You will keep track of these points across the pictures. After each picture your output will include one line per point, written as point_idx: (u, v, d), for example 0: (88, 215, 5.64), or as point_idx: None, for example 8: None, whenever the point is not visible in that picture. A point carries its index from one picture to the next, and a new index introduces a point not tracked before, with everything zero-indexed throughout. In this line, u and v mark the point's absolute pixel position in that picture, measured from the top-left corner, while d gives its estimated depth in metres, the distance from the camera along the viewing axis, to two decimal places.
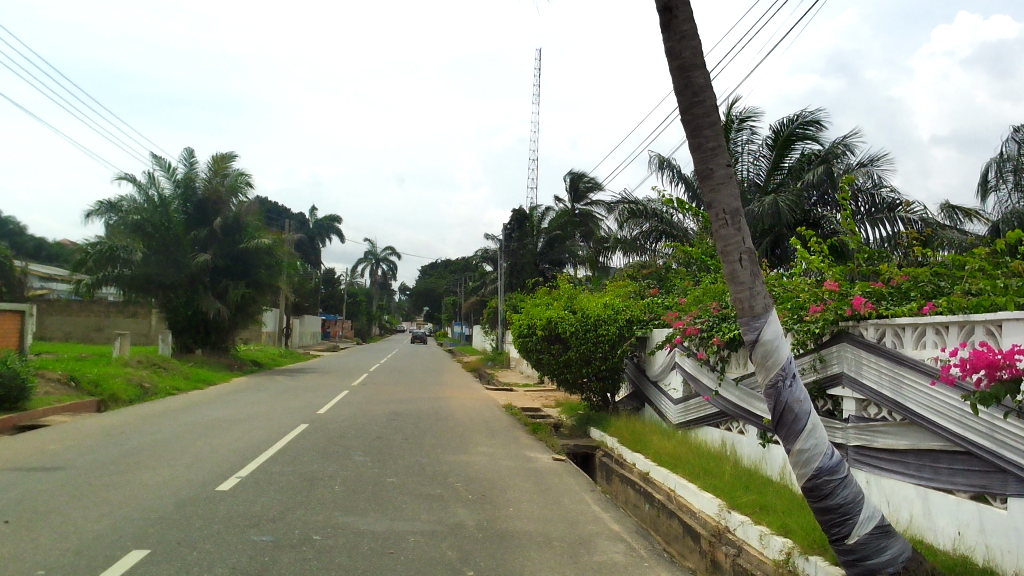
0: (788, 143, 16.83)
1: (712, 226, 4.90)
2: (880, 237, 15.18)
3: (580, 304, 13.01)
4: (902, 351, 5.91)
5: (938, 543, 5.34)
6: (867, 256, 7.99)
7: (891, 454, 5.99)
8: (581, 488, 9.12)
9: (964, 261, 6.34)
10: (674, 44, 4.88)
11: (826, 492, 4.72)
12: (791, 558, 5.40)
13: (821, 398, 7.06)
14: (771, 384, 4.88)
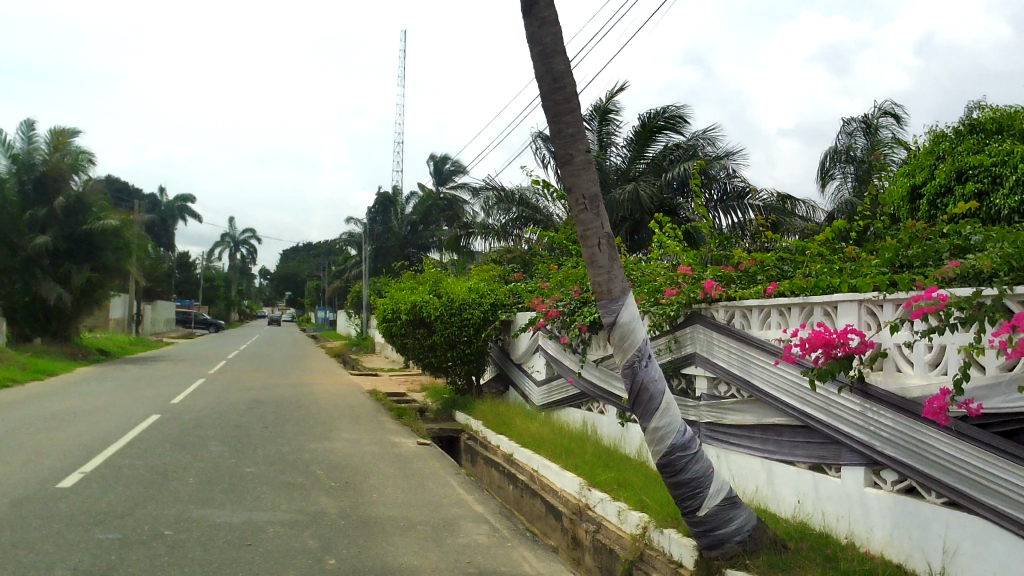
0: (652, 132, 17.31)
1: (572, 210, 4.97)
2: (732, 224, 16.02)
3: (445, 288, 13.05)
4: (750, 331, 6.24)
5: (781, 511, 5.71)
6: (719, 241, 8.37)
7: (739, 429, 6.32)
8: (446, 471, 9.16)
9: (808, 246, 6.75)
10: (535, 31, 4.93)
11: (679, 467, 4.93)
12: (647, 532, 5.62)
13: (675, 377, 7.36)
14: (629, 364, 5.05)
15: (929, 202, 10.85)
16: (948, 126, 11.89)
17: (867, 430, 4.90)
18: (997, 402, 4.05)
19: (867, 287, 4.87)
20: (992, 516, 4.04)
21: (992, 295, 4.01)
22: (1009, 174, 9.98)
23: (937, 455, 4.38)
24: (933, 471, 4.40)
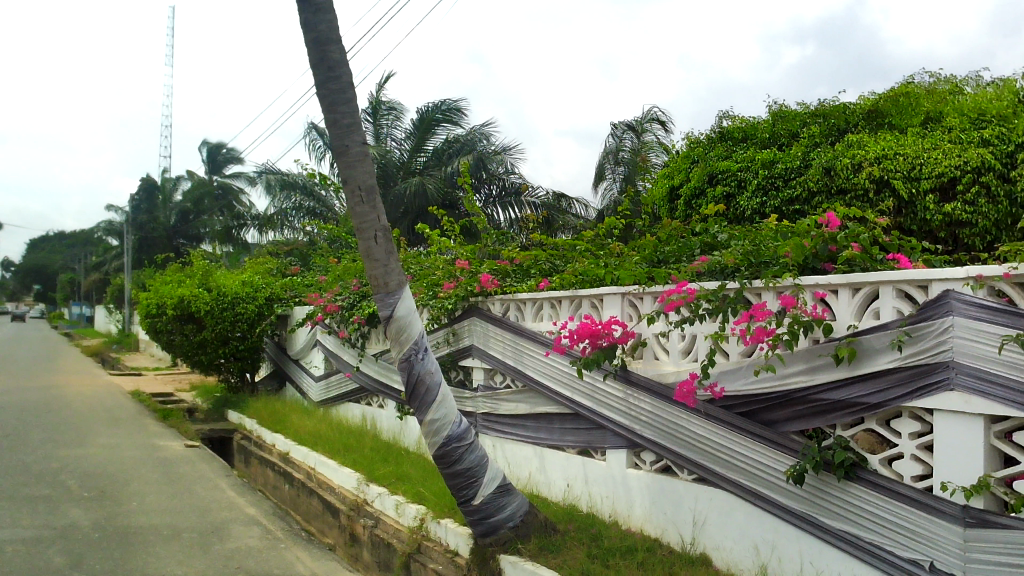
0: (431, 124, 17.61)
1: (348, 202, 4.88)
2: (509, 219, 16.49)
3: (216, 281, 12.40)
4: (523, 323, 6.47)
5: (552, 495, 5.98)
6: (495, 236, 8.58)
7: (512, 418, 6.53)
8: (216, 473, 8.72)
9: (577, 242, 7.08)
10: (309, 17, 4.78)
11: (455, 458, 5.00)
12: (424, 524, 5.67)
13: (453, 369, 7.47)
14: (405, 358, 5.05)
15: (687, 201, 11.89)
16: (703, 133, 12.94)
17: (629, 415, 5.23)
18: (737, 386, 4.46)
19: (629, 280, 5.20)
20: (733, 489, 4.45)
21: (734, 288, 4.42)
22: (752, 178, 11.02)
23: (688, 436, 4.76)
24: (685, 451, 4.78)
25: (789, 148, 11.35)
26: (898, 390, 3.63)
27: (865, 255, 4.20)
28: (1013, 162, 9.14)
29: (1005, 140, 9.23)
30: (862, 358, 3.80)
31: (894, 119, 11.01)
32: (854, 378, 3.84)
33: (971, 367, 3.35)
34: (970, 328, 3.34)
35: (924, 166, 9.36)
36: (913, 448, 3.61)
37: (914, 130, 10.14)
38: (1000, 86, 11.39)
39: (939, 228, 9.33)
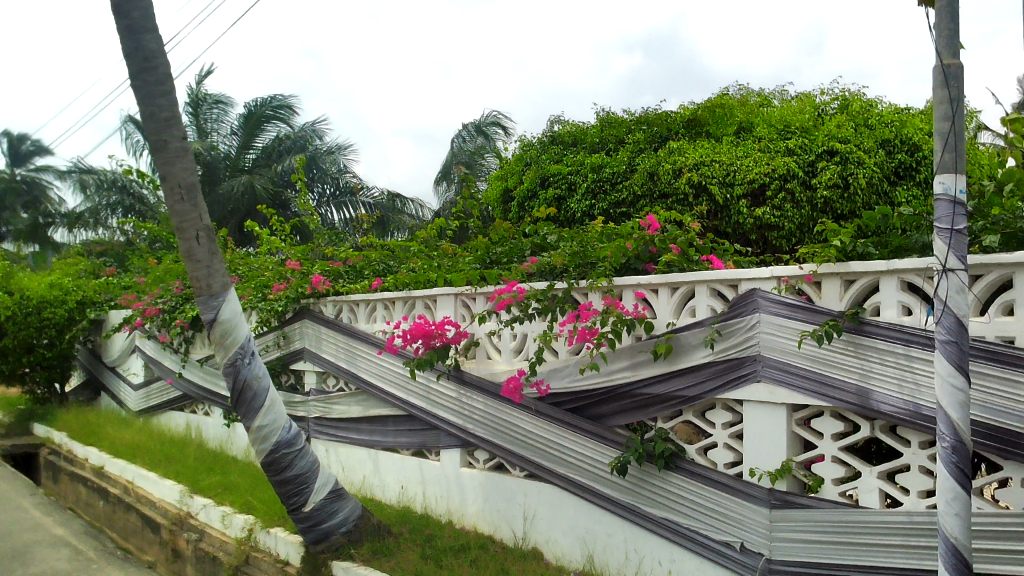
0: (259, 121, 16.93)
1: (166, 200, 4.62)
2: (343, 219, 16.21)
3: (18, 284, 11.41)
4: (356, 325, 6.40)
5: (386, 498, 5.93)
6: (327, 236, 8.41)
7: (345, 422, 6.42)
8: (19, 492, 8.04)
9: (411, 243, 7.06)
10: (121, 2, 4.49)
11: (284, 464, 4.84)
12: (253, 534, 5.47)
13: (284, 373, 7.27)
14: (230, 363, 4.85)
15: (520, 203, 12.18)
16: (535, 136, 13.24)
17: (462, 414, 5.27)
18: (566, 383, 4.60)
19: (462, 281, 5.26)
20: (562, 483, 4.58)
21: (563, 288, 4.58)
22: (581, 182, 11.40)
23: (520, 433, 4.86)
24: (517, 448, 4.87)
25: (616, 153, 11.82)
26: (711, 383, 3.87)
27: (682, 256, 4.46)
28: (814, 170, 9.91)
29: (807, 150, 9.99)
30: (680, 354, 4.03)
31: (710, 128, 11.74)
32: (672, 373, 4.05)
33: (775, 360, 3.62)
34: (774, 323, 3.62)
35: (738, 173, 10.00)
36: (726, 438, 3.86)
37: (728, 139, 10.82)
38: (803, 100, 12.31)
39: (751, 231, 9.99)
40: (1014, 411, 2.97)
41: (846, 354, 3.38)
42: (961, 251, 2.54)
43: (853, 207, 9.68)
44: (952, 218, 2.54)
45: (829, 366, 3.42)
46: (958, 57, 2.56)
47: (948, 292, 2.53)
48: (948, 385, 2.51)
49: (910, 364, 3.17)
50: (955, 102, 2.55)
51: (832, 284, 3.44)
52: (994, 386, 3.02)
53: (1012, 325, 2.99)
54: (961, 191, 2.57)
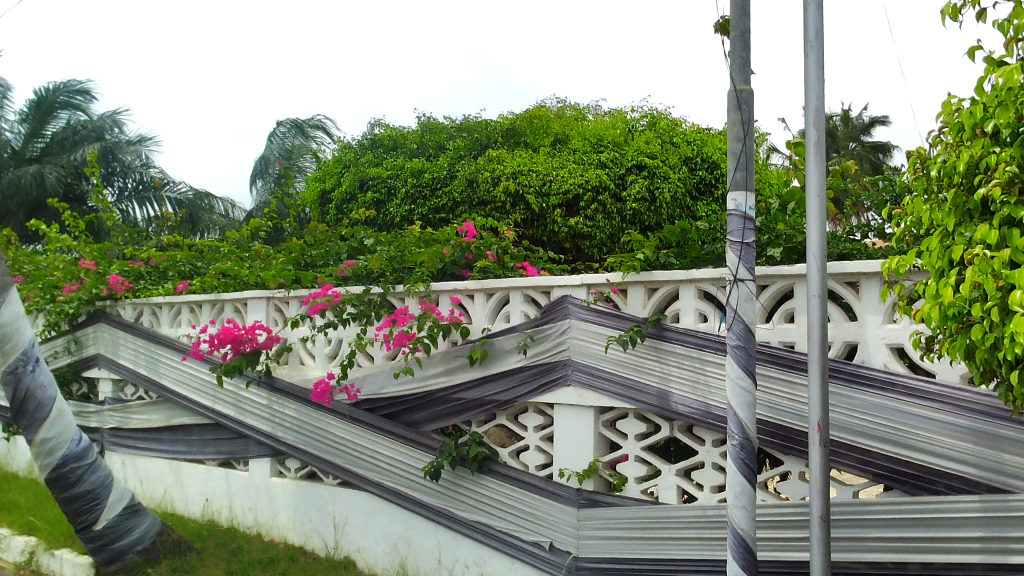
0: (51, 107, 15.65)
1: None
2: (145, 216, 15.23)
3: None
4: (158, 329, 6.05)
5: (188, 512, 5.62)
6: (126, 235, 7.87)
7: (144, 433, 6.03)
8: None
9: (220, 244, 6.74)
10: None
11: (73, 480, 4.46)
12: (35, 557, 5.01)
13: (75, 381, 6.72)
14: (9, 370, 4.38)
15: (337, 206, 12.00)
16: (354, 139, 13.09)
17: (272, 422, 5.09)
18: (381, 388, 4.56)
19: (275, 284, 5.15)
20: (375, 490, 4.53)
21: (378, 292, 4.56)
22: (400, 186, 11.32)
23: (333, 441, 4.76)
24: (329, 455, 4.77)
25: (436, 159, 11.88)
26: (523, 387, 3.96)
27: (497, 263, 4.54)
28: (623, 183, 10.42)
29: (618, 163, 10.49)
30: (494, 359, 4.10)
31: (528, 139, 12.11)
32: (486, 377, 4.12)
33: (583, 365, 3.76)
34: (583, 329, 3.77)
35: (553, 183, 10.33)
36: (537, 440, 3.96)
37: (545, 151, 11.19)
38: (615, 116, 12.89)
39: (565, 240, 10.33)
40: (793, 409, 3.25)
41: (648, 358, 3.57)
42: (749, 263, 2.74)
43: (658, 219, 10.25)
44: (742, 231, 2.74)
45: (633, 370, 3.60)
46: (749, 82, 2.76)
47: (738, 300, 2.73)
48: (737, 387, 2.70)
49: (704, 367, 3.39)
50: (745, 124, 2.75)
51: (636, 292, 3.66)
52: (777, 387, 3.29)
53: (792, 331, 3.27)
54: (750, 207, 2.77)
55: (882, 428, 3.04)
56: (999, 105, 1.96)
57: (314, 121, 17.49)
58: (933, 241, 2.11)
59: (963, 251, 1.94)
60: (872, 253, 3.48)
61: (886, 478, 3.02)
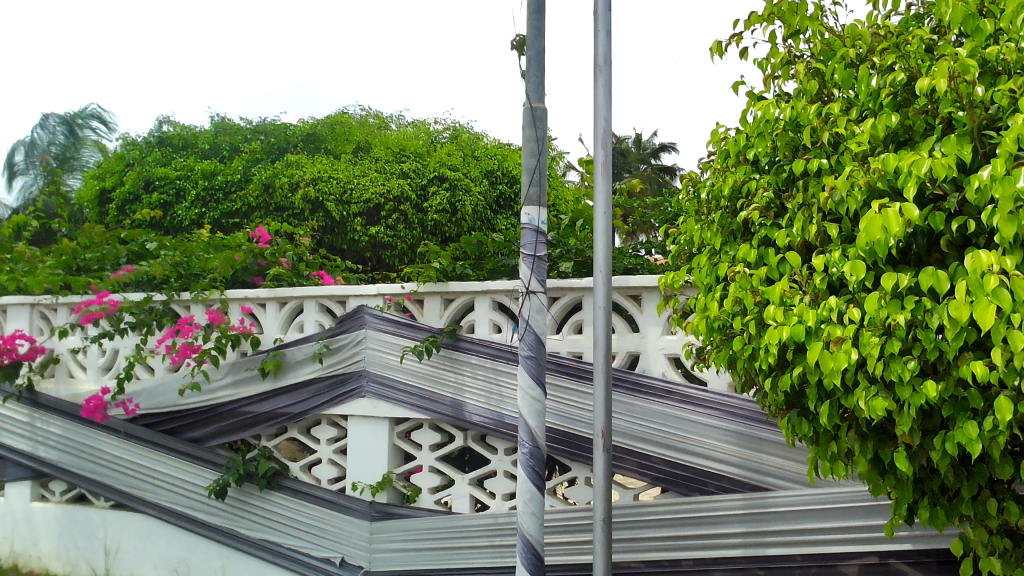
0: None
1: None
2: None
3: None
4: None
5: None
6: None
7: None
8: None
9: None
10: None
11: None
12: None
13: None
14: None
15: (118, 206, 11.04)
16: (139, 136, 12.26)
17: (34, 441, 4.64)
18: (162, 402, 4.28)
19: (39, 289, 4.68)
20: (153, 511, 4.24)
21: (160, 300, 4.30)
22: (191, 188, 10.69)
23: (106, 460, 4.40)
24: (100, 476, 4.41)
25: (230, 161, 11.40)
26: (316, 399, 3.85)
27: (291, 272, 4.46)
28: (425, 195, 10.51)
29: (420, 174, 10.60)
30: (286, 370, 3.97)
31: (329, 146, 11.92)
32: (277, 390, 3.97)
33: (379, 375, 3.72)
34: (379, 339, 3.74)
35: (354, 192, 10.22)
36: (330, 453, 3.86)
37: (346, 158, 11.06)
38: (417, 128, 12.97)
39: (365, 249, 10.19)
40: (581, 417, 3.39)
41: (443, 368, 3.59)
42: (540, 275, 2.82)
43: (459, 231, 10.39)
44: (534, 245, 2.82)
45: (429, 381, 3.61)
46: (544, 100, 2.84)
47: (530, 311, 2.79)
48: (527, 395, 2.77)
49: (498, 377, 3.47)
50: (539, 140, 2.83)
51: (433, 302, 3.67)
52: (567, 396, 3.42)
53: (581, 341, 3.42)
54: (542, 222, 2.85)
55: (660, 433, 3.23)
56: (757, 135, 2.14)
57: (89, 112, 16.19)
58: (703, 259, 2.27)
59: (727, 267, 2.09)
60: (653, 267, 3.73)
61: (663, 481, 3.20)
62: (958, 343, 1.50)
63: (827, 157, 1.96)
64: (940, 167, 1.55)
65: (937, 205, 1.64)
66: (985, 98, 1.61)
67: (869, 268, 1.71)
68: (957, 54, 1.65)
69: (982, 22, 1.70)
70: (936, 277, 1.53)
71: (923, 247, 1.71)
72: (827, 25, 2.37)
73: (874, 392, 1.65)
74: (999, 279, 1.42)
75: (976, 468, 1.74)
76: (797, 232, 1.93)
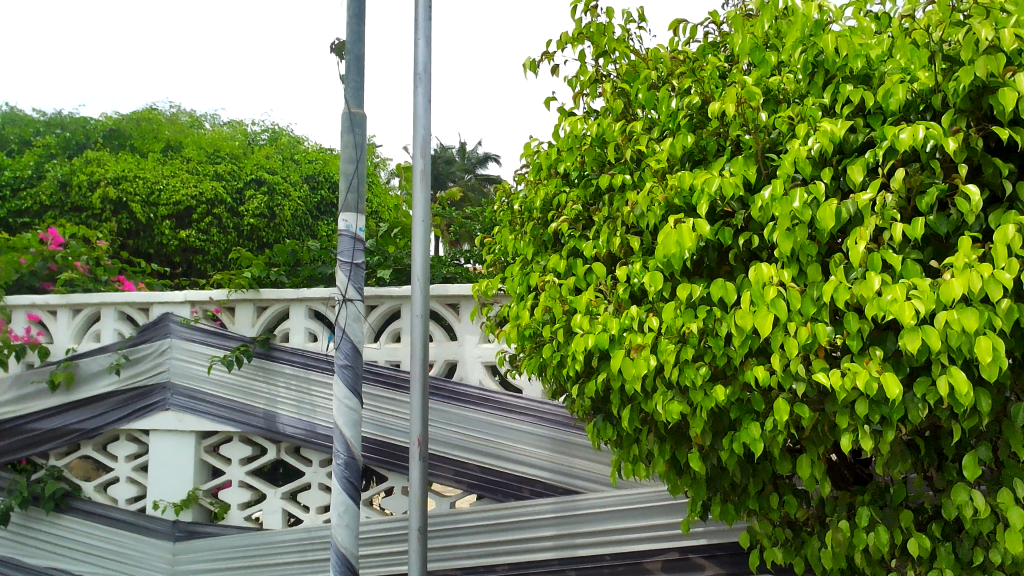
0: None
1: None
2: None
3: None
4: None
5: None
6: None
7: None
8: None
9: None
10: None
11: None
12: None
13: None
14: None
15: None
16: None
17: None
18: None
19: None
20: None
21: None
22: None
23: None
24: None
25: (20, 155, 10.46)
26: (114, 413, 3.60)
27: (88, 277, 4.09)
28: (240, 199, 10.12)
29: (235, 177, 10.22)
30: (80, 382, 3.68)
31: (135, 143, 11.22)
32: (68, 405, 3.68)
33: (184, 387, 3.53)
34: (185, 349, 3.55)
35: (162, 193, 9.64)
36: (128, 471, 3.61)
37: (154, 156, 10.44)
38: (232, 129, 12.52)
39: (174, 253, 9.60)
40: (398, 427, 3.38)
41: (254, 378, 3.46)
42: (358, 283, 2.76)
43: (276, 236, 10.09)
44: (352, 252, 2.75)
45: (238, 392, 3.46)
46: (362, 106, 2.80)
47: (347, 319, 2.73)
48: (343, 406, 2.71)
49: (312, 387, 3.39)
50: (358, 147, 2.78)
51: (244, 310, 3.53)
52: (383, 405, 3.39)
53: (399, 350, 3.41)
54: (360, 229, 2.80)
55: (475, 440, 3.26)
56: (567, 150, 2.21)
57: None
58: (515, 268, 2.33)
59: (538, 278, 2.14)
60: (471, 277, 3.79)
61: (478, 487, 3.24)
62: (744, 349, 1.61)
63: (630, 173, 2.06)
64: (727, 186, 1.66)
65: (726, 221, 1.76)
66: (768, 122, 1.74)
67: (667, 279, 1.81)
68: (745, 81, 1.77)
69: (767, 53, 1.84)
70: (724, 288, 1.64)
71: (714, 260, 1.83)
72: (633, 47, 2.50)
73: (671, 397, 1.74)
74: (777, 290, 1.54)
75: (760, 466, 1.87)
76: (603, 244, 2.01)
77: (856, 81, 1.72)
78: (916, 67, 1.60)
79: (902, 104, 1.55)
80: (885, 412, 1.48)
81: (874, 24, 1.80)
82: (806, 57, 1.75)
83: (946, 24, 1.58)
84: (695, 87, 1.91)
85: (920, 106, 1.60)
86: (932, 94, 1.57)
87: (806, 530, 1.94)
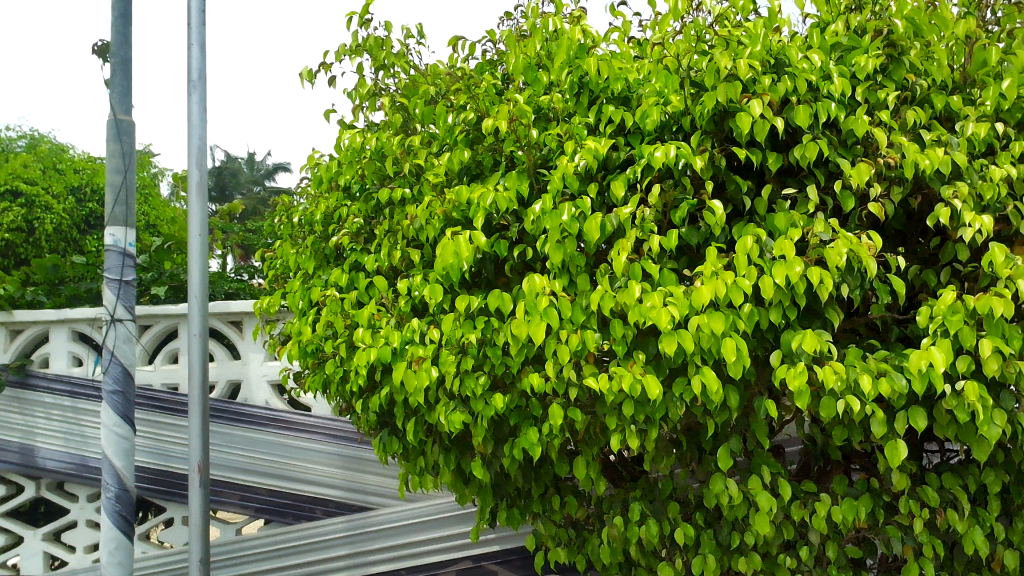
0: None
1: None
2: None
3: None
4: None
5: None
6: None
7: None
8: None
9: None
10: None
11: None
12: None
13: None
14: None
15: None
16: None
17: None
18: None
19: None
20: None
21: None
22: None
23: None
24: None
25: None
26: None
27: None
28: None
29: None
30: None
31: None
32: None
33: None
34: None
35: None
36: None
37: None
38: None
39: None
40: (177, 453, 3.20)
41: (9, 410, 3.20)
42: (129, 302, 2.56)
43: (37, 252, 9.15)
44: (121, 268, 2.55)
45: None
46: (129, 112, 2.61)
47: (116, 341, 2.50)
48: (113, 434, 2.50)
49: (78, 417, 3.17)
50: (125, 155, 2.58)
51: None
52: (159, 431, 3.20)
53: (176, 372, 3.23)
54: (129, 244, 2.61)
55: (262, 463, 3.15)
56: (348, 163, 2.19)
57: None
58: (296, 283, 2.27)
59: (319, 292, 2.11)
60: (255, 292, 3.66)
61: (267, 512, 3.13)
62: (521, 357, 1.66)
63: (409, 186, 2.08)
64: (502, 200, 1.71)
65: (502, 233, 1.81)
66: (539, 139, 1.82)
67: (446, 291, 1.84)
68: (517, 100, 1.84)
69: (539, 73, 1.92)
70: (501, 299, 1.68)
71: (491, 271, 1.88)
72: (412, 62, 2.53)
73: (453, 407, 1.76)
74: (549, 300, 1.60)
75: (540, 470, 1.94)
76: (384, 258, 2.00)
77: (618, 101, 1.84)
78: (670, 91, 1.73)
79: (656, 124, 1.67)
80: (648, 412, 1.59)
81: (634, 50, 1.93)
82: (572, 78, 1.84)
83: (694, 52, 1.72)
84: (470, 103, 1.96)
85: (673, 127, 1.73)
86: (683, 116, 1.70)
87: (588, 529, 2.03)
